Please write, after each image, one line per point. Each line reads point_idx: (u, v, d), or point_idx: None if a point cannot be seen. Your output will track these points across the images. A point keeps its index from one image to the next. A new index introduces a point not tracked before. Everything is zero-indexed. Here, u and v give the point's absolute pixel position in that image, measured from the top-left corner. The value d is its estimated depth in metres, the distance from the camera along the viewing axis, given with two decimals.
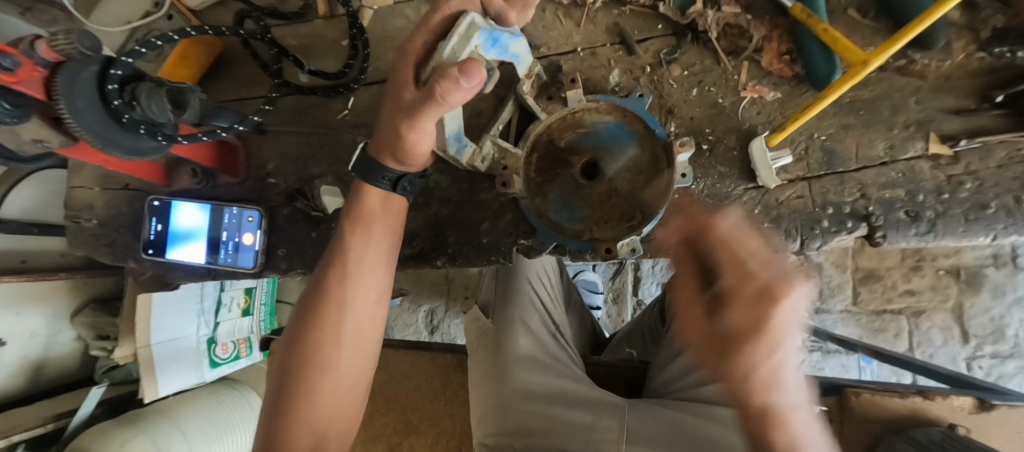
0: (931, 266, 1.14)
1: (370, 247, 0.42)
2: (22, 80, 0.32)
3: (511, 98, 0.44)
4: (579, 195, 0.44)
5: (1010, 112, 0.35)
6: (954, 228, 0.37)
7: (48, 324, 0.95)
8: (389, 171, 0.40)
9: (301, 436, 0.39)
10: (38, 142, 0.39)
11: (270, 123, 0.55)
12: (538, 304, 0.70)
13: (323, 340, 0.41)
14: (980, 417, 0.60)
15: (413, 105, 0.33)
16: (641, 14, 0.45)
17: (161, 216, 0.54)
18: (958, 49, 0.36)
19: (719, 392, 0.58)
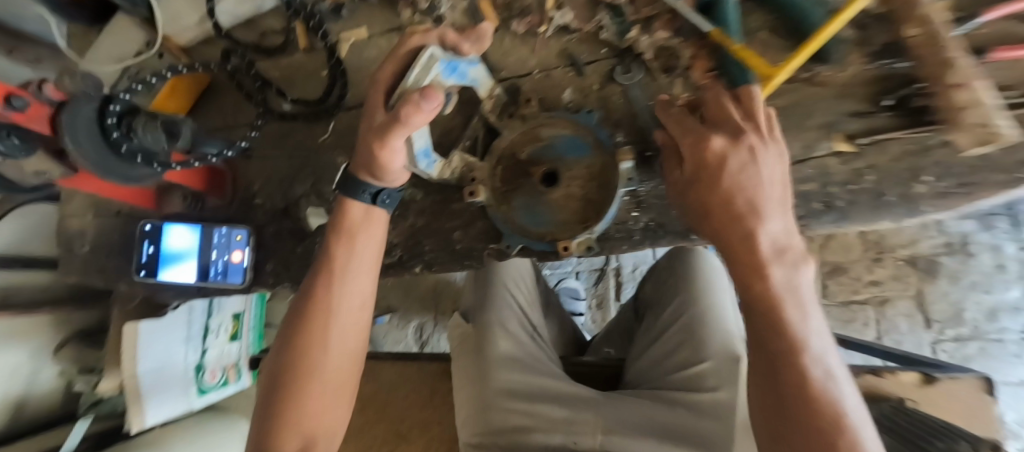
0: (891, 257, 1.24)
1: (353, 257, 0.46)
2: (32, 118, 0.37)
3: (478, 116, 0.51)
4: (541, 201, 0.48)
5: (899, 114, 0.41)
6: (860, 214, 0.43)
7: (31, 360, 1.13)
8: (368, 186, 0.44)
9: (292, 433, 0.42)
10: (40, 174, 0.43)
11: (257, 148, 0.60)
12: (517, 309, 0.74)
13: (312, 344, 0.44)
14: (928, 391, 0.65)
15: (382, 127, 0.38)
16: (587, 40, 0.51)
17: (154, 238, 0.58)
18: (854, 61, 0.43)
19: (690, 380, 0.63)
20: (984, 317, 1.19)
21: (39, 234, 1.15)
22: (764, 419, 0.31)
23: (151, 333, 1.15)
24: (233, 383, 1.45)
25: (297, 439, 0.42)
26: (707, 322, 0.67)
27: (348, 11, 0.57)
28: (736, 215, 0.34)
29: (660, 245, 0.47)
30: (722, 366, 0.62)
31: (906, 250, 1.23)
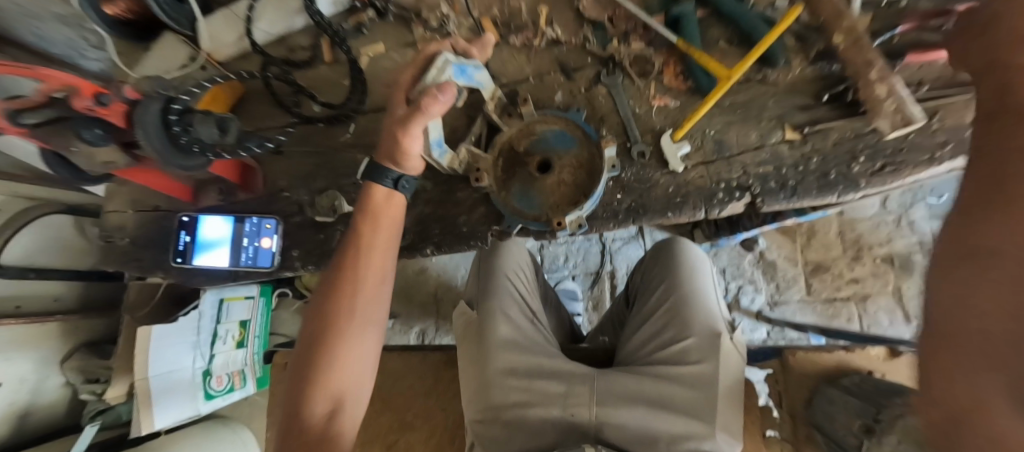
0: (869, 255, 1.31)
1: (378, 233, 0.52)
2: (111, 113, 0.44)
3: (480, 116, 0.58)
4: (536, 186, 0.55)
5: (837, 107, 0.51)
6: (810, 191, 0.50)
7: (36, 370, 1.16)
8: (391, 172, 0.51)
9: (322, 391, 0.45)
10: (107, 164, 0.50)
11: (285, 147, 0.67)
12: (517, 296, 0.78)
13: (341, 310, 0.49)
14: (894, 363, 0.71)
15: (405, 118, 0.46)
16: (575, 50, 0.60)
17: (189, 228, 0.64)
18: (796, 65, 0.52)
19: (674, 356, 0.69)
20: None
21: (56, 247, 1.17)
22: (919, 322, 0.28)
23: (165, 337, 1.17)
24: (239, 388, 1.43)
25: (327, 397, 0.45)
26: (692, 303, 0.72)
27: (367, 28, 0.66)
28: None
29: (640, 222, 0.54)
30: (705, 341, 0.68)
31: (883, 249, 1.30)
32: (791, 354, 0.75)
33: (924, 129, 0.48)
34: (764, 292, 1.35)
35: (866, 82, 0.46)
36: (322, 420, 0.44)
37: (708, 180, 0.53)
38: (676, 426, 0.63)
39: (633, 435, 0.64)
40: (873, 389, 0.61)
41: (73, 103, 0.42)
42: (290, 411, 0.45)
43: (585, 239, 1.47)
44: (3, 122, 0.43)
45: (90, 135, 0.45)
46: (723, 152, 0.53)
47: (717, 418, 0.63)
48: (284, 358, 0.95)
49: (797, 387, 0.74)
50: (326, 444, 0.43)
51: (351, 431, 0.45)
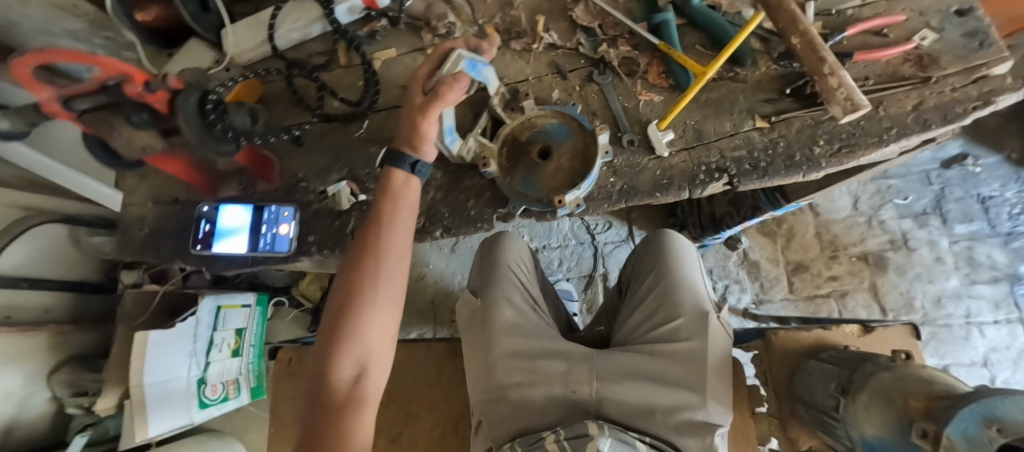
0: (845, 254, 1.39)
1: (398, 213, 0.56)
2: (157, 100, 0.49)
3: (486, 111, 0.64)
4: (538, 172, 0.62)
5: (797, 99, 0.58)
6: (779, 171, 0.57)
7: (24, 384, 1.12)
8: (409, 157, 0.56)
9: (347, 355, 0.48)
10: (144, 149, 0.56)
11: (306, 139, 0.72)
12: (519, 284, 0.83)
13: (365, 281, 0.52)
14: (868, 338, 0.77)
15: (425, 104, 0.52)
16: (569, 54, 0.67)
17: (209, 217, 0.68)
18: (761, 64, 0.60)
19: (664, 336, 0.74)
20: (931, 304, 1.33)
21: (48, 255, 1.16)
22: None
23: (162, 344, 1.12)
24: (233, 399, 1.37)
25: (352, 361, 0.48)
26: (678, 286, 0.78)
27: (381, 36, 0.74)
28: None
29: (631, 202, 0.60)
30: (693, 321, 0.73)
31: (857, 248, 1.39)
32: (773, 334, 0.80)
33: (871, 116, 0.56)
34: (749, 291, 1.41)
35: (821, 76, 0.53)
36: (347, 383, 0.47)
37: (690, 164, 0.60)
38: (673, 399, 0.67)
39: (631, 410, 0.67)
40: (848, 356, 0.66)
41: (125, 89, 0.46)
42: (315, 375, 0.48)
43: (578, 244, 1.52)
44: (56, 108, 0.47)
45: (138, 118, 0.51)
46: (702, 139, 0.60)
47: (708, 389, 0.67)
48: (288, 354, 0.97)
49: (780, 363, 0.79)
50: (351, 404, 0.46)
51: (373, 395, 0.48)
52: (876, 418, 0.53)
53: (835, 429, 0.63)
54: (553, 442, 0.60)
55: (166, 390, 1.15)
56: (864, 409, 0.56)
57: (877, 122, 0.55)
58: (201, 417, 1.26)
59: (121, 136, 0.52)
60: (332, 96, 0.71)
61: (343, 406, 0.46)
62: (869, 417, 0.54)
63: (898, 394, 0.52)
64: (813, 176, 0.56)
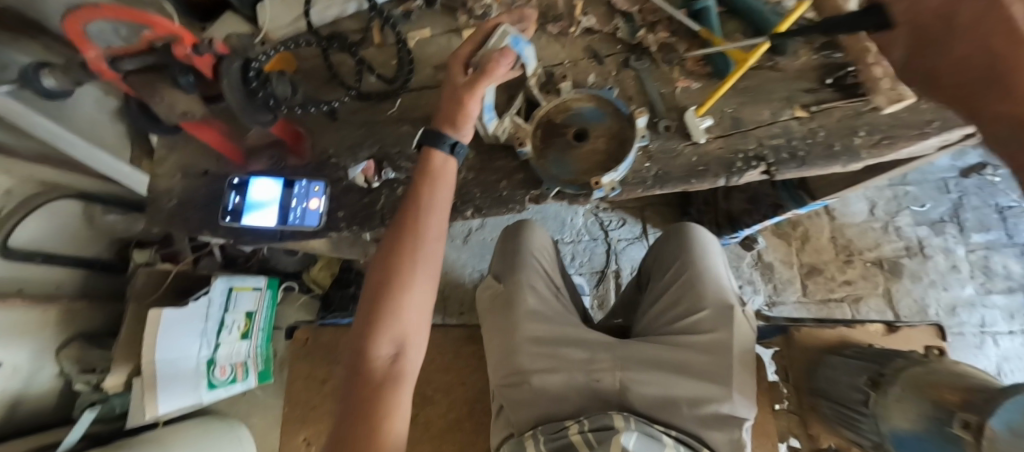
0: (860, 259, 1.38)
1: (435, 195, 0.57)
2: (203, 63, 0.51)
3: (522, 92, 0.63)
4: (571, 154, 0.61)
5: (838, 90, 0.58)
6: (818, 160, 0.56)
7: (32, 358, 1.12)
8: (448, 138, 0.57)
9: (386, 334, 0.49)
10: (183, 116, 0.56)
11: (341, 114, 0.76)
12: (542, 271, 0.83)
13: (403, 262, 0.53)
14: (891, 337, 0.77)
15: (471, 82, 0.53)
16: (606, 39, 0.67)
17: (240, 190, 0.72)
18: (803, 53, 0.60)
19: (687, 327, 0.72)
20: (945, 312, 1.31)
21: (63, 231, 1.16)
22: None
23: (175, 322, 1.12)
24: (240, 381, 1.35)
25: (390, 340, 0.49)
26: (703, 278, 0.76)
27: (415, 17, 0.75)
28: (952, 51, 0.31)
29: (666, 188, 0.60)
30: (717, 313, 0.72)
31: (872, 253, 1.38)
32: (796, 330, 0.80)
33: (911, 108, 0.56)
34: (762, 292, 1.38)
35: (866, 65, 0.54)
36: (386, 361, 0.48)
37: (727, 151, 0.60)
38: (697, 390, 0.66)
39: (655, 401, 0.65)
40: (876, 352, 0.65)
41: (175, 50, 0.48)
42: (355, 353, 0.49)
43: (591, 240, 1.48)
44: (103, 67, 0.48)
45: (184, 81, 0.51)
46: (739, 127, 0.60)
47: (734, 380, 0.66)
48: (304, 334, 0.97)
49: (800, 357, 0.79)
50: (390, 382, 0.47)
51: (411, 373, 0.49)
52: (908, 409, 0.53)
53: (861, 425, 0.62)
54: (576, 433, 0.60)
55: (177, 370, 1.14)
56: (895, 403, 0.55)
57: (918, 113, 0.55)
58: (211, 398, 1.25)
59: (164, 101, 0.53)
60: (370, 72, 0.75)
61: (381, 384, 0.47)
62: (902, 410, 0.54)
63: (929, 387, 0.51)
64: (853, 167, 0.56)
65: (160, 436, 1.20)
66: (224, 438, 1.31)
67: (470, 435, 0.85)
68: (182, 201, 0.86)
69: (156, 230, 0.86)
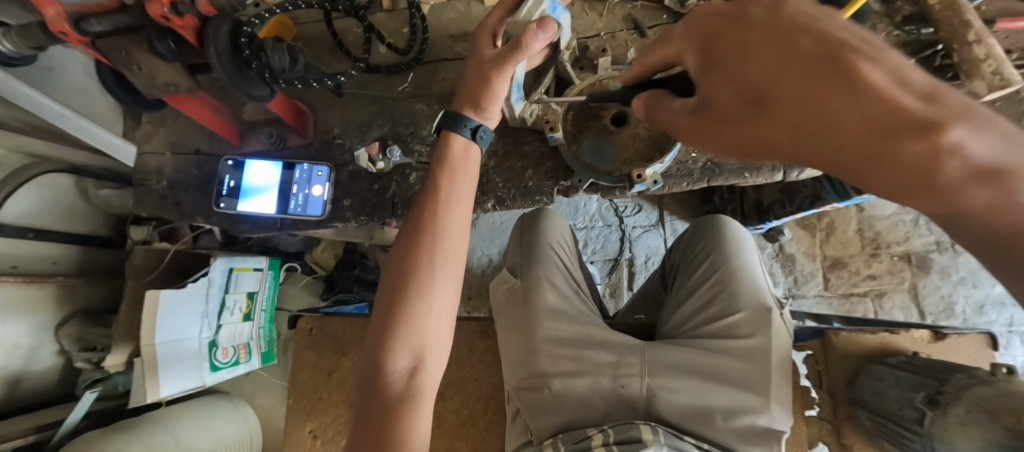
0: (886, 253, 1.26)
1: (456, 187, 0.51)
2: (185, 27, 0.44)
3: (552, 67, 0.55)
4: (610, 141, 0.56)
5: (920, 72, 0.52)
6: None
7: (32, 336, 1.09)
8: (470, 121, 0.51)
9: (402, 346, 0.45)
10: (167, 86, 0.52)
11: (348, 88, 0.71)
12: (563, 266, 0.77)
13: (421, 265, 0.48)
14: (938, 345, 0.72)
15: (500, 56, 0.46)
16: (649, 8, 0.60)
17: (234, 174, 0.68)
18: (882, 29, 0.54)
19: (722, 330, 0.67)
20: (973, 311, 1.20)
21: (59, 205, 1.10)
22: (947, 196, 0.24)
23: (175, 303, 1.06)
24: (244, 362, 1.32)
25: (407, 352, 0.45)
26: (740, 276, 0.70)
27: None
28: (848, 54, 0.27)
29: (715, 181, 0.59)
30: (755, 316, 0.66)
31: (900, 247, 1.25)
32: (834, 334, 0.75)
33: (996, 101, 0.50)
34: (781, 285, 1.29)
35: (962, 44, 0.46)
36: (403, 376, 0.45)
37: None
38: (731, 400, 0.61)
39: (685, 410, 0.61)
40: (930, 364, 0.60)
41: (148, 9, 0.41)
42: (370, 365, 0.46)
43: (604, 226, 1.41)
44: (66, 28, 0.43)
45: (162, 47, 0.46)
46: None
47: (772, 391, 0.62)
48: (309, 324, 0.92)
49: (839, 366, 0.74)
50: (407, 399, 0.44)
51: (429, 388, 0.46)
52: (973, 433, 0.47)
53: (912, 443, 0.57)
54: (600, 445, 0.57)
55: (179, 351, 1.11)
56: (958, 426, 0.50)
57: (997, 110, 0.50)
58: (213, 380, 1.21)
59: (143, 69, 0.50)
60: (379, 41, 0.69)
61: (399, 401, 0.44)
62: (965, 434, 0.48)
63: (1005, 412, 0.45)
64: None
65: (165, 415, 1.17)
66: (229, 417, 1.30)
67: (483, 433, 0.81)
68: (175, 182, 0.79)
69: (144, 213, 0.80)
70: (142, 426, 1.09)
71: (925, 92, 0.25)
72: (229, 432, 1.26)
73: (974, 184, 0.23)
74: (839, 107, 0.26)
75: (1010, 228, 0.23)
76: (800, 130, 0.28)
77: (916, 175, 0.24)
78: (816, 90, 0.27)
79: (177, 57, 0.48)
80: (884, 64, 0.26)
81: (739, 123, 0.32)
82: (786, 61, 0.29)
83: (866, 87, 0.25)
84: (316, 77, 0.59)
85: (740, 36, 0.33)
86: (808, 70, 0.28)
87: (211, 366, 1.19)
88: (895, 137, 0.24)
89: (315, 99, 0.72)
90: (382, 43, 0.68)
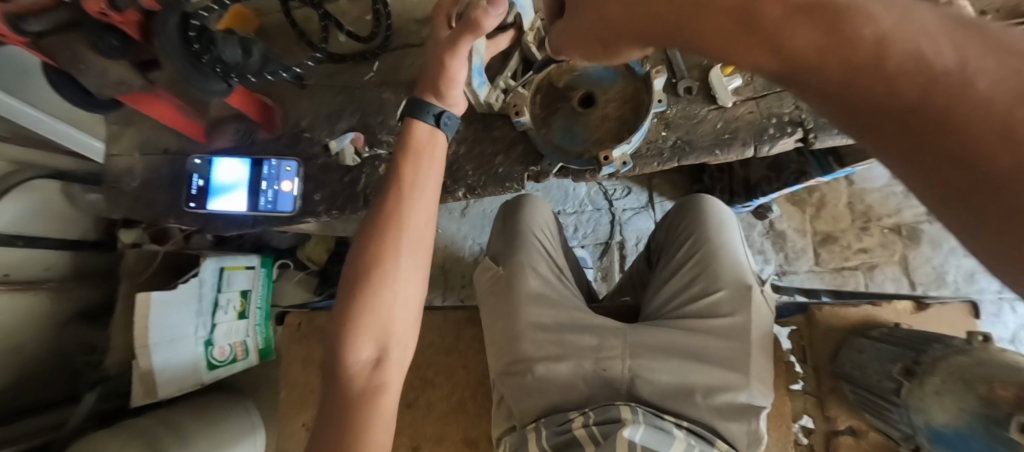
0: (876, 226, 1.25)
1: (420, 174, 0.50)
2: (127, 22, 0.46)
3: (517, 49, 0.55)
4: (579, 123, 0.55)
5: None
6: None
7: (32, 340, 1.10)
8: (434, 107, 0.50)
9: (368, 336, 0.45)
10: (120, 83, 0.53)
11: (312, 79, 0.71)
12: (543, 251, 0.76)
13: (383, 256, 0.47)
14: (921, 315, 0.72)
15: (453, 37, 0.46)
16: None
17: (203, 172, 0.68)
18: None
19: (703, 310, 0.67)
20: (963, 280, 1.19)
21: (50, 211, 1.09)
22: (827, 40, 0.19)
23: (167, 304, 1.06)
24: (241, 359, 1.30)
25: (371, 342, 0.46)
26: (720, 255, 0.70)
27: None
28: None
29: (687, 160, 0.58)
30: (735, 293, 0.66)
31: (890, 219, 1.24)
32: (818, 309, 0.75)
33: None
34: (773, 262, 1.28)
35: None
36: (367, 366, 0.45)
37: (758, 115, 0.57)
38: (712, 378, 0.62)
39: (665, 389, 0.62)
40: (909, 334, 0.60)
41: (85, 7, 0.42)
42: (333, 356, 0.46)
43: (595, 210, 1.40)
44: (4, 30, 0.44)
45: (105, 45, 0.47)
46: (774, 87, 0.57)
47: (751, 368, 0.62)
48: (297, 319, 0.92)
49: (823, 340, 0.75)
50: (373, 388, 0.45)
51: (396, 377, 0.46)
52: (947, 402, 0.47)
53: (891, 414, 0.58)
54: (581, 427, 0.57)
55: (175, 350, 1.12)
56: (933, 394, 0.50)
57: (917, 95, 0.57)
58: (212, 378, 1.23)
59: (91, 68, 0.50)
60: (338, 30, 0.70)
61: (365, 391, 0.45)
62: (940, 403, 0.49)
63: (980, 380, 0.45)
64: None
65: (165, 413, 1.17)
66: (228, 410, 1.28)
67: (473, 419, 0.82)
68: (146, 182, 0.79)
69: (118, 214, 0.79)
70: (145, 425, 1.09)
71: None
72: (233, 423, 1.25)
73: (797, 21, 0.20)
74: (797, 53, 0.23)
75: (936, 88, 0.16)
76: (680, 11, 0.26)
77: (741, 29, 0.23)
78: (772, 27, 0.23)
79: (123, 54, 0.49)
80: None
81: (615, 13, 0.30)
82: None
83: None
84: (273, 69, 0.62)
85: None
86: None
87: (209, 365, 1.20)
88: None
89: (282, 91, 0.72)
90: (340, 31, 0.69)
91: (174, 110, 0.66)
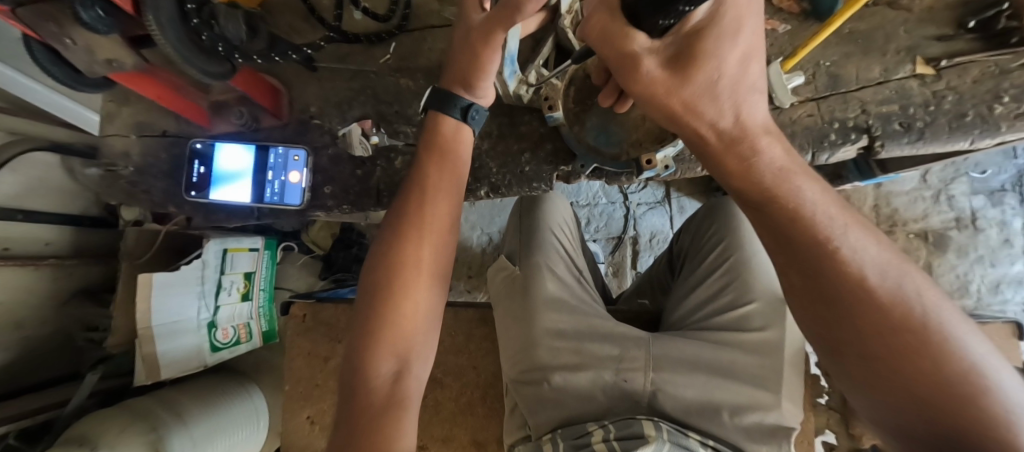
0: (902, 231, 1.14)
1: (443, 174, 0.47)
2: None
3: (551, 35, 0.50)
4: (616, 122, 0.54)
5: (979, 36, 0.54)
6: (941, 135, 0.55)
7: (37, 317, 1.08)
8: (460, 100, 0.47)
9: (387, 349, 0.42)
10: (114, 60, 0.49)
11: (323, 61, 0.67)
12: (562, 252, 0.72)
13: (405, 261, 0.44)
14: None
15: (490, 20, 0.40)
16: None
17: (203, 158, 0.65)
18: None
19: (734, 322, 0.63)
20: (989, 290, 1.10)
21: (49, 186, 1.04)
22: (822, 316, 0.33)
23: (171, 285, 1.01)
24: (244, 342, 1.29)
25: (390, 355, 0.42)
26: (754, 264, 0.65)
27: None
28: (785, 171, 0.35)
29: None
30: (768, 306, 0.62)
31: (917, 224, 1.14)
32: None
33: (1000, 73, 0.52)
34: None
35: None
36: (386, 381, 0.41)
37: (817, 119, 0.60)
38: (739, 396, 0.58)
39: (690, 405, 0.57)
40: None
41: None
42: (352, 371, 0.42)
43: (608, 203, 1.35)
44: None
45: (91, 16, 0.41)
46: (837, 88, 0.59)
47: (784, 387, 0.59)
48: (302, 310, 0.89)
49: None
50: (392, 407, 0.40)
51: (416, 394, 0.42)
52: None
53: None
54: (600, 442, 0.52)
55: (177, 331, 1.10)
56: None
57: (1000, 98, 0.52)
58: (213, 361, 1.20)
59: (78, 43, 0.46)
60: (353, 5, 0.64)
61: (382, 410, 0.40)
62: None
63: None
64: (983, 142, 0.53)
65: (168, 394, 1.15)
66: (230, 391, 1.27)
67: (482, 420, 0.80)
68: (144, 167, 0.75)
69: (113, 199, 0.76)
70: (149, 405, 1.08)
71: (776, 177, 0.34)
72: (233, 403, 1.23)
73: (842, 270, 0.32)
74: (799, 234, 0.33)
75: (897, 346, 0.30)
76: (768, 229, 0.35)
77: (792, 255, 0.34)
78: (822, 251, 0.32)
79: (110, 27, 0.44)
80: (800, 187, 0.34)
81: (733, 162, 0.35)
82: (704, 131, 0.35)
83: (800, 204, 0.34)
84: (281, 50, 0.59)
85: (719, 34, 0.31)
86: (754, 166, 0.35)
87: (211, 348, 1.18)
88: (801, 244, 0.33)
89: (289, 73, 0.68)
90: (358, 8, 0.64)
91: (173, 91, 0.63)
